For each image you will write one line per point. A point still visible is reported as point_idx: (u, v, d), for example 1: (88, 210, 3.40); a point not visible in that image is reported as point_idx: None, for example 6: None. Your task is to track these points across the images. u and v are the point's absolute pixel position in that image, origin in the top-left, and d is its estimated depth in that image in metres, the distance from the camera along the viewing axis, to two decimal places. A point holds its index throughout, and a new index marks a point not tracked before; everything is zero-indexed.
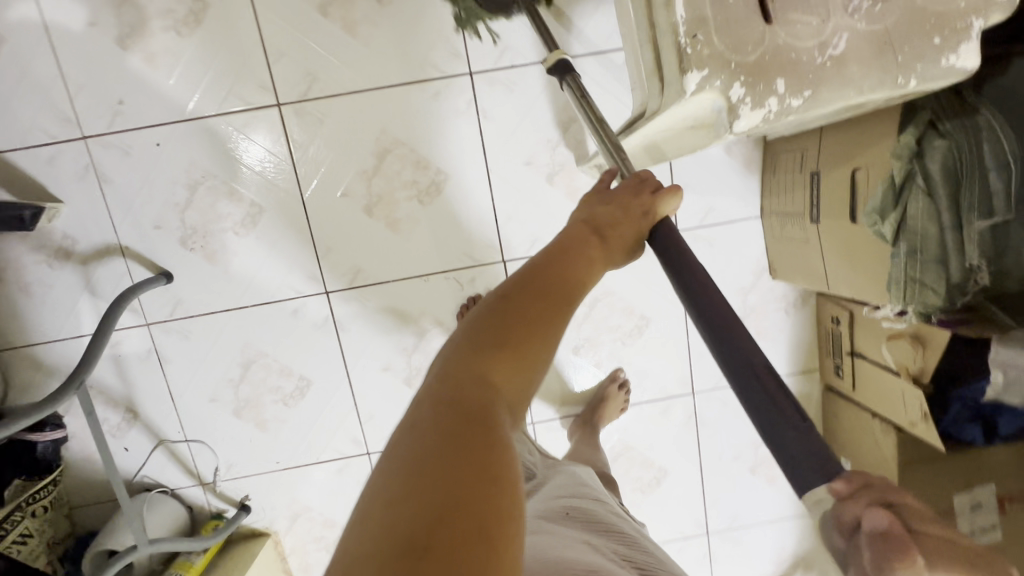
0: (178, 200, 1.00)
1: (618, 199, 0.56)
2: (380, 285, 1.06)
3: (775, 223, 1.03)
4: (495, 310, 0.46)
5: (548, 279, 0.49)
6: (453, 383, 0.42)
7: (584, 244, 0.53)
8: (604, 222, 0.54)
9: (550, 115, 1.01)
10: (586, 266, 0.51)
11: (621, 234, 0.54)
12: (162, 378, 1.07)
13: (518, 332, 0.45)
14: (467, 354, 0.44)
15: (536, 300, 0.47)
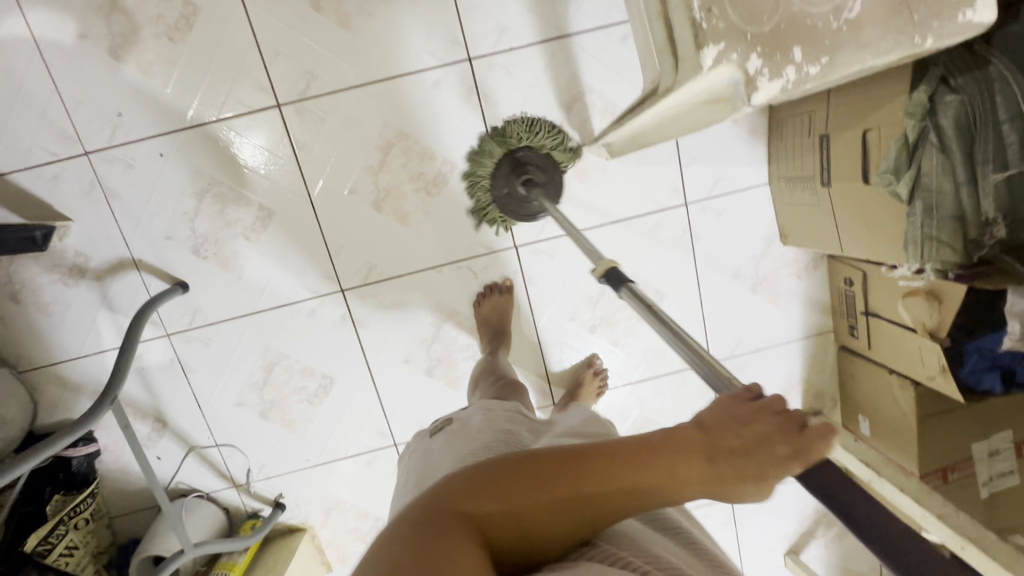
0: (187, 209, 0.99)
1: (733, 414, 0.48)
2: (394, 279, 1.06)
3: (784, 189, 1.03)
4: (525, 467, 0.46)
5: (606, 465, 0.45)
6: (444, 507, 0.43)
7: (681, 443, 0.47)
8: (722, 439, 0.47)
9: (552, 96, 1.00)
10: (665, 470, 0.46)
11: (739, 463, 0.47)
12: (187, 386, 1.08)
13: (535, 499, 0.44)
14: (474, 486, 0.45)
15: (576, 477, 0.45)
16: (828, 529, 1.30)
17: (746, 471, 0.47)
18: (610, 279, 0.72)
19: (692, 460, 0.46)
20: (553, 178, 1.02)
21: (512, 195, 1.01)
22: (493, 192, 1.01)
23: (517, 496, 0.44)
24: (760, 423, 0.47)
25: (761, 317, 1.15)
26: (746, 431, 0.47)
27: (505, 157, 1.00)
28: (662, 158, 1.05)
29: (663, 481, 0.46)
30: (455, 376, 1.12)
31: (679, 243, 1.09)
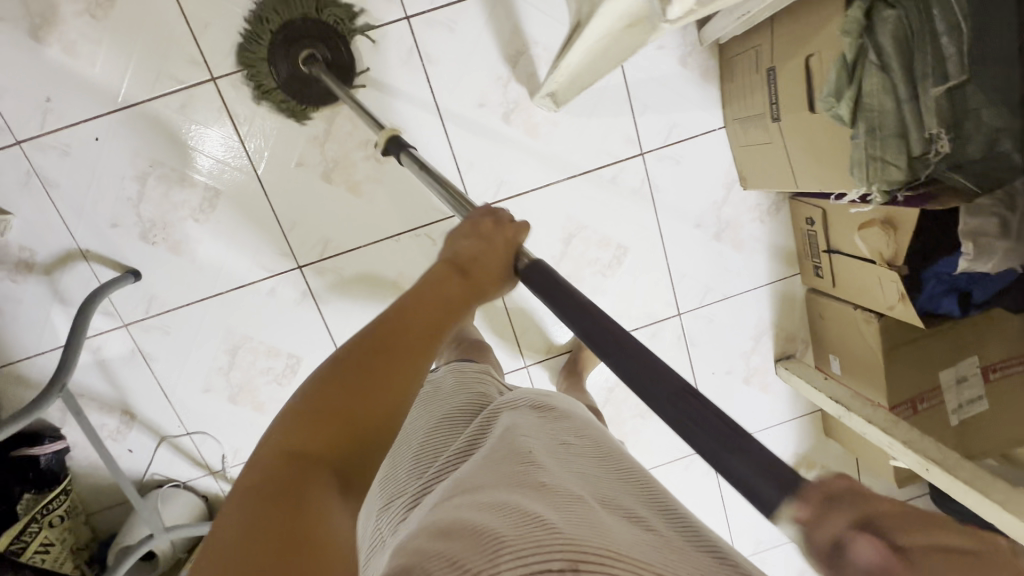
0: (130, 194, 0.97)
1: (474, 236, 0.54)
2: (351, 252, 1.04)
3: (739, 131, 1.01)
4: (327, 376, 0.41)
5: (390, 327, 0.44)
6: (276, 462, 0.37)
7: (433, 276, 0.50)
8: (466, 255, 0.52)
9: (495, 51, 0.97)
10: (447, 302, 0.47)
11: (484, 268, 0.52)
12: (152, 376, 1.06)
13: (358, 395, 0.40)
14: (295, 422, 0.39)
15: (378, 350, 0.42)
16: (808, 472, 1.32)
17: (491, 271, 0.53)
18: (391, 148, 0.78)
19: (456, 283, 0.49)
20: (341, 54, 0.92)
21: (297, 78, 0.92)
22: (275, 75, 0.92)
23: (334, 407, 0.40)
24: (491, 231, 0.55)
25: (727, 264, 1.15)
26: (475, 242, 0.54)
27: (285, 41, 0.90)
28: (613, 107, 1.03)
29: (448, 310, 0.47)
30: None
31: (637, 194, 1.08)
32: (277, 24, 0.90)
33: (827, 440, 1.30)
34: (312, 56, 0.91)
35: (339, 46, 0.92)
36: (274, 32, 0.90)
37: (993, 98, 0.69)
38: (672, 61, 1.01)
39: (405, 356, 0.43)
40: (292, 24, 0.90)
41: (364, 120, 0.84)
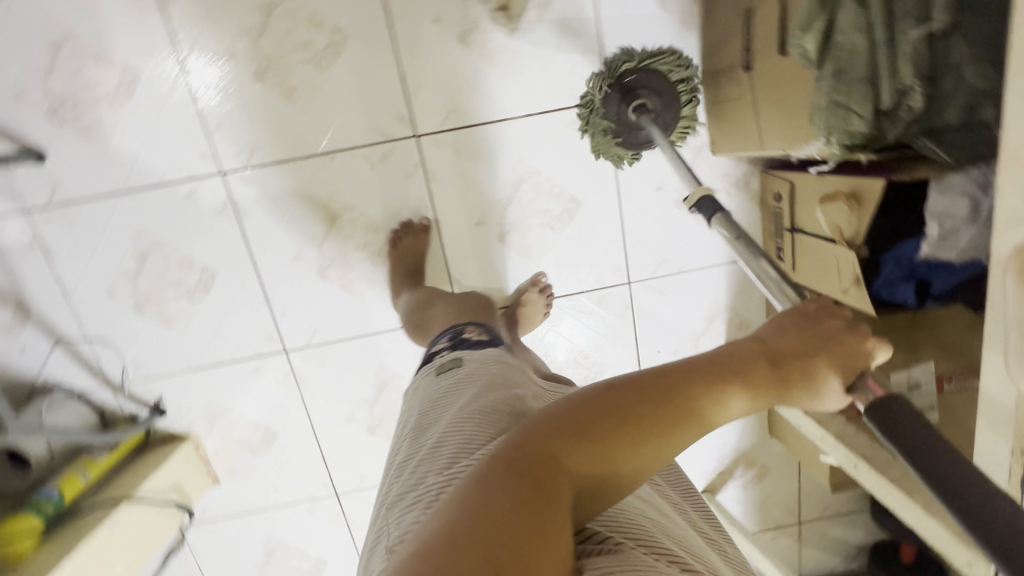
0: (40, 65, 0.88)
1: (810, 329, 0.54)
2: (279, 164, 0.96)
3: (714, 86, 0.93)
4: (609, 408, 0.45)
5: (679, 398, 0.46)
6: (543, 457, 0.42)
7: (743, 355, 0.51)
8: (782, 347, 0.52)
9: None
10: (739, 386, 0.49)
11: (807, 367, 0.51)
12: (51, 272, 0.99)
13: (624, 437, 0.44)
14: (564, 433, 0.43)
15: (679, 409, 0.47)
16: (746, 470, 1.25)
17: (810, 372, 0.52)
18: (704, 204, 0.74)
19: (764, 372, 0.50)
20: (670, 101, 0.94)
21: (613, 113, 0.95)
22: (606, 117, 0.95)
23: (598, 439, 0.44)
24: (835, 334, 0.54)
25: (686, 236, 1.07)
26: (805, 339, 0.53)
27: (614, 83, 0.94)
28: (581, 43, 0.94)
29: (732, 397, 0.48)
30: (350, 279, 1.04)
31: (598, 144, 1.00)
32: (637, 66, 0.93)
33: (771, 439, 1.23)
34: (643, 104, 0.93)
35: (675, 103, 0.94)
36: (616, 77, 0.94)
37: (979, 54, 0.61)
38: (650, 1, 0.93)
39: (677, 426, 0.46)
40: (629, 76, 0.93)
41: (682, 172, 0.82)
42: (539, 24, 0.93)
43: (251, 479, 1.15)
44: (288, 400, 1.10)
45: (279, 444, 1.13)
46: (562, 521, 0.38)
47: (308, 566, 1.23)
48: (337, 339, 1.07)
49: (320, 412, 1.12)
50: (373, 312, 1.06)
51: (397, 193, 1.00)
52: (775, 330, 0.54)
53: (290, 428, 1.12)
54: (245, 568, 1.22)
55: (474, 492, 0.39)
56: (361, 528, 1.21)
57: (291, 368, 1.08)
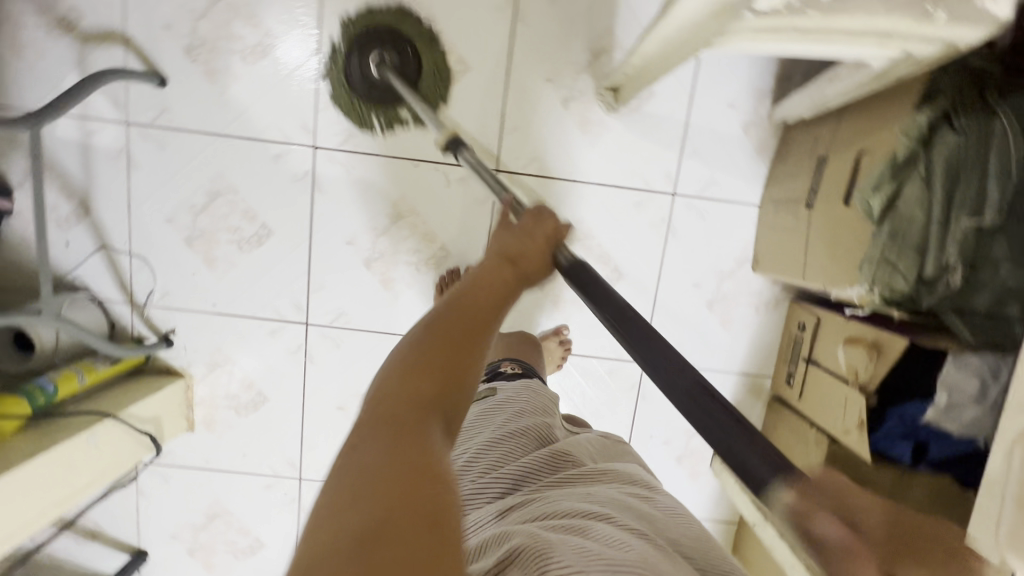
0: (196, 8, 0.98)
1: (522, 228, 0.63)
2: (368, 155, 1.04)
3: (771, 212, 1.02)
4: (427, 335, 0.50)
5: (469, 303, 0.53)
6: (394, 406, 0.45)
7: (496, 270, 0.57)
8: (514, 249, 0.60)
9: (583, 38, 1.00)
10: (502, 291, 0.56)
11: (524, 257, 0.60)
12: (125, 182, 1.03)
13: (442, 359, 0.48)
14: (406, 375, 0.47)
15: (475, 324, 0.51)
16: None
17: (534, 255, 0.62)
18: (450, 144, 0.87)
19: (506, 275, 0.57)
20: (411, 63, 0.99)
21: (370, 92, 1.00)
22: (348, 65, 0.99)
23: (433, 362, 0.48)
24: (533, 229, 0.64)
25: (708, 336, 1.12)
26: (519, 236, 0.63)
27: (352, 55, 0.99)
28: (666, 139, 1.04)
29: (504, 298, 0.55)
30: (391, 277, 1.08)
31: (653, 229, 1.08)
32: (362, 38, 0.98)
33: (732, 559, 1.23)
34: (380, 58, 0.98)
35: (409, 51, 0.99)
36: (348, 46, 0.99)
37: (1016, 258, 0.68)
38: (734, 123, 1.03)
39: (477, 332, 0.50)
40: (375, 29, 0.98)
41: (432, 113, 0.91)
42: (635, 111, 1.03)
43: (225, 436, 1.14)
44: (289, 370, 1.12)
45: (265, 410, 1.13)
46: (429, 449, 0.42)
47: (243, 543, 1.19)
48: (358, 327, 1.10)
49: (315, 392, 1.13)
50: (401, 313, 1.10)
51: (461, 214, 1.07)
52: (496, 243, 0.62)
53: (282, 398, 1.13)
54: (182, 525, 1.18)
55: (350, 462, 0.43)
56: None
57: (306, 341, 1.11)
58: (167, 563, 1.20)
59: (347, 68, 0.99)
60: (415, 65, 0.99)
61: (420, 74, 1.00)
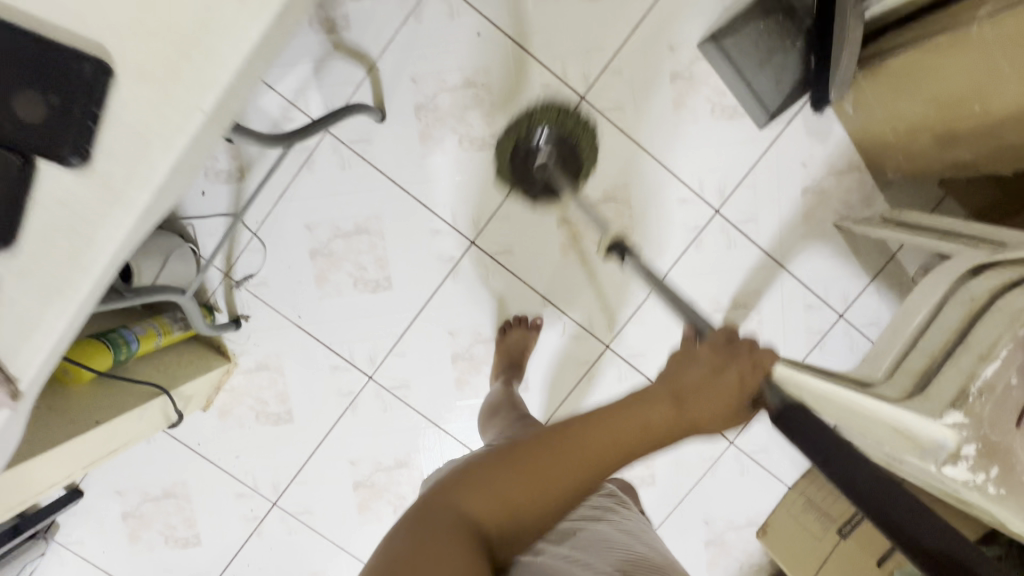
0: (448, 80, 1.02)
1: (706, 357, 0.55)
2: (511, 273, 1.09)
3: (799, 503, 1.13)
4: (538, 434, 0.52)
5: (595, 429, 0.50)
6: (451, 501, 0.48)
7: (653, 403, 0.52)
8: (685, 383, 0.54)
9: (734, 287, 1.11)
10: (644, 433, 0.51)
11: (697, 396, 0.53)
12: (290, 175, 1.04)
13: (521, 471, 0.49)
14: (478, 477, 0.49)
15: (578, 453, 0.49)
16: None
17: (706, 400, 0.52)
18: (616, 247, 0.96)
19: (662, 411, 0.52)
20: (574, 155, 1.04)
21: (522, 171, 1.05)
22: (513, 156, 1.04)
23: (509, 479, 0.49)
24: (722, 365, 0.54)
25: (691, 567, 1.21)
26: (703, 369, 0.54)
27: (523, 139, 1.03)
28: None
29: (638, 440, 0.51)
30: (467, 379, 1.12)
31: (699, 459, 1.17)
32: (547, 127, 1.03)
33: None
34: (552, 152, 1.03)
35: (578, 150, 1.04)
36: (524, 129, 1.03)
37: None
38: None
39: (572, 460, 0.49)
40: (551, 120, 1.03)
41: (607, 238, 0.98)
42: None
43: (231, 432, 1.11)
44: (328, 407, 1.12)
45: (283, 428, 1.12)
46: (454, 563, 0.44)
47: (180, 533, 1.14)
48: (412, 404, 1.12)
49: (338, 437, 1.13)
50: (455, 413, 1.13)
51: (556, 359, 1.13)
52: (668, 370, 0.56)
53: (307, 427, 1.12)
54: (134, 487, 1.12)
55: (392, 537, 0.46)
56: (259, 544, 1.16)
57: (359, 390, 1.11)
58: (96, 513, 1.13)
59: (520, 141, 1.03)
60: (578, 158, 1.04)
61: (583, 162, 1.05)
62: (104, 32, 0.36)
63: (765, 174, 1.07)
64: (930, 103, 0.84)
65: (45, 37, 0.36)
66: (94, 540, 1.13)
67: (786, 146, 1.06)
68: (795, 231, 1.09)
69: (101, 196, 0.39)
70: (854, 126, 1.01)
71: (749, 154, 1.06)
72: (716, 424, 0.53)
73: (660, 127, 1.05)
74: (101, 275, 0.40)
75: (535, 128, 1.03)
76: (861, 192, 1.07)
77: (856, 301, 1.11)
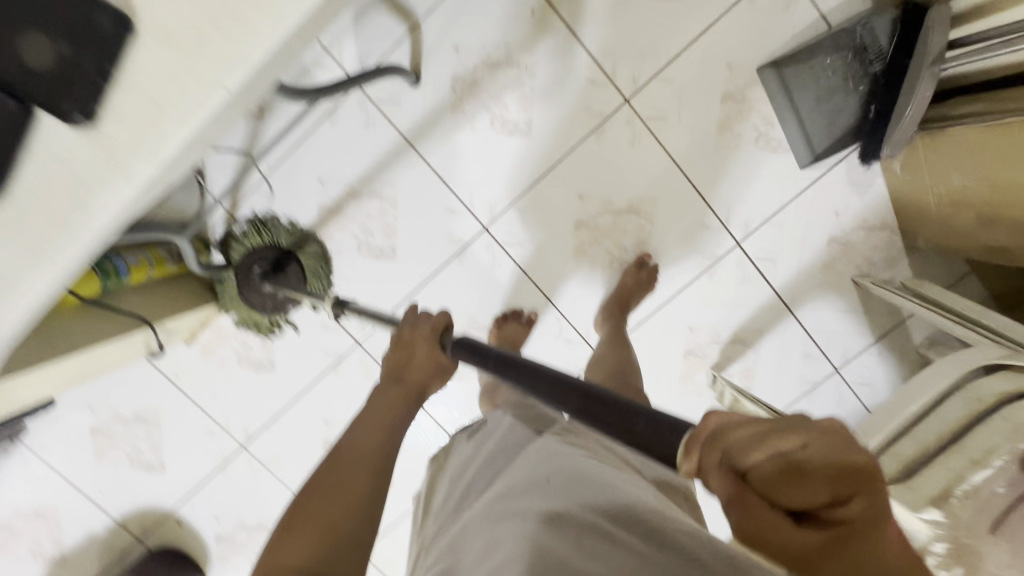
0: (492, 56, 0.96)
1: (403, 339, 0.71)
2: (517, 267, 1.07)
3: None
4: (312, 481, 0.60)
5: (348, 453, 0.61)
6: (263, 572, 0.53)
7: (381, 391, 0.67)
8: (391, 366, 0.69)
9: (737, 324, 1.09)
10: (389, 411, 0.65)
11: (404, 368, 0.68)
12: (311, 124, 0.99)
13: (309, 521, 0.56)
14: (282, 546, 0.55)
15: (346, 478, 0.59)
16: None
17: (411, 364, 0.68)
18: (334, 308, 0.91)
19: (392, 394, 0.66)
20: (292, 275, 1.01)
21: (259, 301, 1.00)
22: (235, 282, 0.99)
23: (303, 528, 0.56)
24: (412, 341, 0.70)
25: None
26: (396, 354, 0.70)
27: (253, 266, 0.99)
28: None
29: (385, 430, 0.63)
30: None
31: None
32: (250, 252, 1.00)
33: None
34: (268, 274, 0.99)
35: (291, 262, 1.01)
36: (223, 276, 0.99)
37: None
38: None
39: (345, 484, 0.59)
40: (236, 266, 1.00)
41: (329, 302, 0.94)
42: None
43: (210, 370, 1.11)
44: (310, 364, 1.11)
45: (263, 376, 1.11)
46: None
47: (146, 458, 1.15)
48: None
49: (316, 395, 1.12)
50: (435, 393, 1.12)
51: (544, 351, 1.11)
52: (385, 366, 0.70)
53: (287, 378, 1.11)
54: (106, 405, 1.12)
55: None
56: (221, 481, 1.17)
57: (345, 353, 1.10)
58: (66, 423, 1.13)
59: (240, 274, 0.99)
60: (297, 274, 1.01)
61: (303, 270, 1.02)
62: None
63: (795, 215, 1.03)
64: (981, 181, 0.81)
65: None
66: (60, 448, 1.14)
67: (823, 191, 1.02)
68: (812, 279, 1.06)
69: (103, 159, 0.42)
70: (898, 185, 0.98)
71: (783, 192, 1.02)
72: (438, 370, 0.69)
73: (698, 148, 1.01)
74: (83, 241, 0.44)
75: (241, 235, 1.01)
76: (887, 252, 1.04)
77: (855, 359, 1.09)
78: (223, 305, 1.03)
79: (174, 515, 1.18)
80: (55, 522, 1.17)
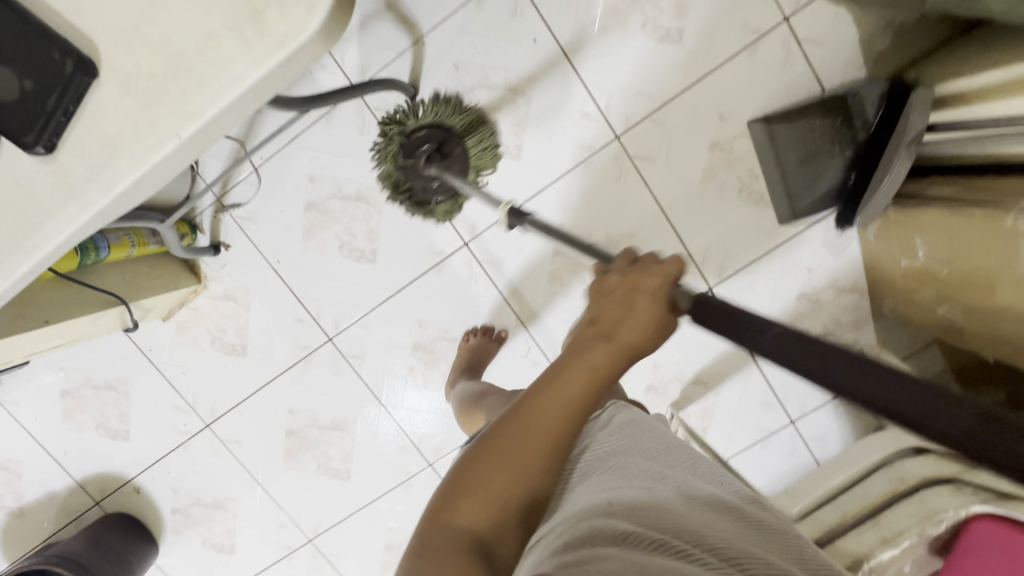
0: (491, 79, 0.98)
1: (624, 282, 0.55)
2: (494, 284, 1.09)
3: None
4: (494, 425, 0.49)
5: (540, 407, 0.48)
6: (436, 524, 0.45)
7: (587, 345, 0.51)
8: (605, 316, 0.54)
9: (700, 366, 1.11)
10: (592, 375, 0.49)
11: (618, 319, 0.53)
12: (308, 123, 1.02)
13: (491, 466, 0.46)
14: (453, 496, 0.46)
15: (529, 438, 0.47)
16: None
17: (622, 311, 0.53)
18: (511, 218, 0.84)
19: (602, 350, 0.51)
20: (458, 161, 1.00)
21: (421, 182, 1.00)
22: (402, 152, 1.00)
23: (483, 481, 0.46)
24: (634, 286, 0.55)
25: None
26: (614, 298, 0.54)
27: (414, 145, 1.00)
28: None
29: (588, 386, 0.49)
30: (422, 370, 1.13)
31: None
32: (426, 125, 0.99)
33: None
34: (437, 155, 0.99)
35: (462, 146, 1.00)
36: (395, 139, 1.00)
37: None
38: None
39: (532, 441, 0.47)
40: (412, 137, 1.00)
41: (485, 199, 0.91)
42: None
43: (183, 348, 1.13)
44: (283, 353, 1.13)
45: (235, 359, 1.13)
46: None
47: (112, 425, 1.17)
48: (362, 374, 1.14)
49: (284, 384, 1.15)
50: (400, 396, 1.14)
51: (507, 366, 1.12)
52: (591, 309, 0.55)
53: (259, 364, 1.14)
54: (78, 370, 1.15)
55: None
56: (181, 456, 1.19)
57: (317, 346, 1.12)
58: (37, 382, 1.15)
59: (411, 143, 1.00)
60: (463, 163, 1.01)
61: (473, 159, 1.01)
62: (109, 44, 0.41)
63: (769, 268, 1.05)
64: (944, 262, 0.82)
65: (52, 35, 0.42)
66: (29, 405, 1.16)
67: (798, 249, 1.04)
68: None
69: (68, 180, 0.44)
70: (870, 252, 1.00)
71: (759, 245, 1.04)
72: (657, 331, 0.53)
73: (683, 192, 1.03)
74: (37, 257, 0.47)
75: (423, 109, 0.99)
76: (854, 314, 1.06)
77: (811, 413, 1.12)
78: (380, 169, 1.02)
79: (133, 483, 1.21)
80: (17, 476, 1.20)
